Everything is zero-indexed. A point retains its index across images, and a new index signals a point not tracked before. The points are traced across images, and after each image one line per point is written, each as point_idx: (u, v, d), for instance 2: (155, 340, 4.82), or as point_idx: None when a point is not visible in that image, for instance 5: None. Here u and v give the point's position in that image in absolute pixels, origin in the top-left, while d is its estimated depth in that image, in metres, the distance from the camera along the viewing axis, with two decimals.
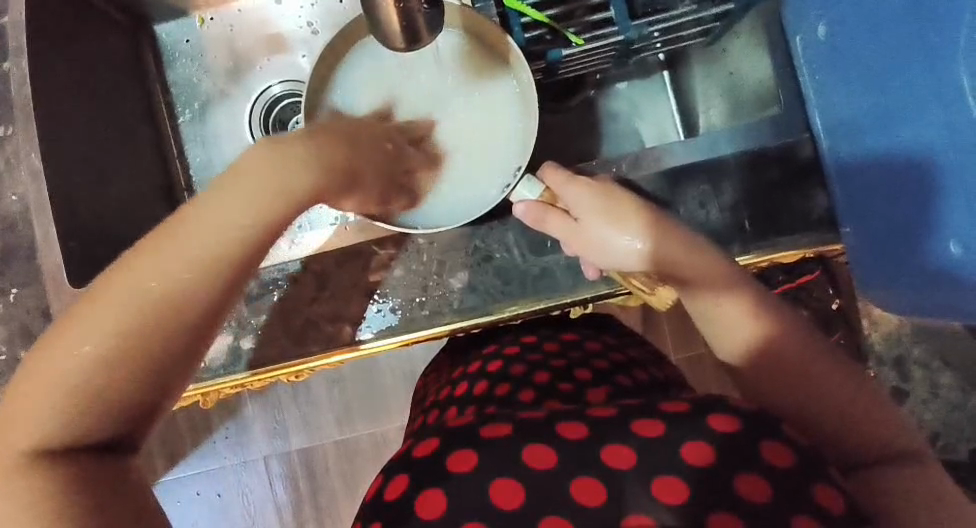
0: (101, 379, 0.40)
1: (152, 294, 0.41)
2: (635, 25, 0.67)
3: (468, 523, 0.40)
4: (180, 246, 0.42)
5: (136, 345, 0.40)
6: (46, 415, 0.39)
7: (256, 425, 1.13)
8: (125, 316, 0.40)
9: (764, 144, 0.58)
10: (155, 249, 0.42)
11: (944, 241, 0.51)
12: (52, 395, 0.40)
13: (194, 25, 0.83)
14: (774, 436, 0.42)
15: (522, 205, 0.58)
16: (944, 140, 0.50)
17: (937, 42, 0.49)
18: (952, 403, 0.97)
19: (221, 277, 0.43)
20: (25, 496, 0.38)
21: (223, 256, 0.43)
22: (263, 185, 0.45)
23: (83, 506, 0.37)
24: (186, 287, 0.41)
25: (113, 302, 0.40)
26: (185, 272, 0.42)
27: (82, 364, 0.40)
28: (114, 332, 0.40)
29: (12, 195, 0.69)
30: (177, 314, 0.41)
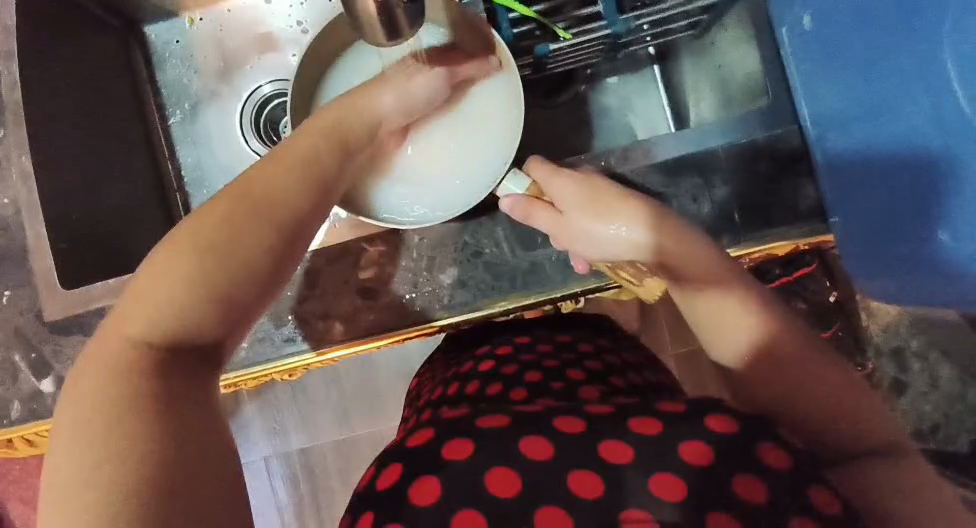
0: (184, 301, 0.43)
1: (233, 231, 0.45)
2: (622, 19, 0.66)
3: (464, 508, 0.40)
4: (265, 186, 0.48)
5: (217, 272, 0.44)
6: (123, 344, 0.41)
7: (255, 426, 1.13)
8: (207, 250, 0.44)
9: (754, 138, 0.58)
10: (237, 193, 0.47)
11: (934, 228, 0.51)
12: (130, 325, 0.42)
13: (184, 26, 0.83)
14: (776, 441, 0.42)
15: (507, 200, 0.58)
16: (932, 127, 0.50)
17: (922, 26, 0.49)
18: (952, 395, 0.97)
19: (297, 218, 0.49)
20: (101, 405, 0.38)
21: (290, 199, 0.49)
22: (326, 142, 0.53)
23: (160, 415, 0.38)
24: (264, 239, 0.46)
25: (196, 239, 0.44)
26: (269, 210, 0.47)
27: (166, 290, 0.43)
28: (196, 263, 0.43)
29: (4, 198, 0.67)
30: (256, 253, 0.46)
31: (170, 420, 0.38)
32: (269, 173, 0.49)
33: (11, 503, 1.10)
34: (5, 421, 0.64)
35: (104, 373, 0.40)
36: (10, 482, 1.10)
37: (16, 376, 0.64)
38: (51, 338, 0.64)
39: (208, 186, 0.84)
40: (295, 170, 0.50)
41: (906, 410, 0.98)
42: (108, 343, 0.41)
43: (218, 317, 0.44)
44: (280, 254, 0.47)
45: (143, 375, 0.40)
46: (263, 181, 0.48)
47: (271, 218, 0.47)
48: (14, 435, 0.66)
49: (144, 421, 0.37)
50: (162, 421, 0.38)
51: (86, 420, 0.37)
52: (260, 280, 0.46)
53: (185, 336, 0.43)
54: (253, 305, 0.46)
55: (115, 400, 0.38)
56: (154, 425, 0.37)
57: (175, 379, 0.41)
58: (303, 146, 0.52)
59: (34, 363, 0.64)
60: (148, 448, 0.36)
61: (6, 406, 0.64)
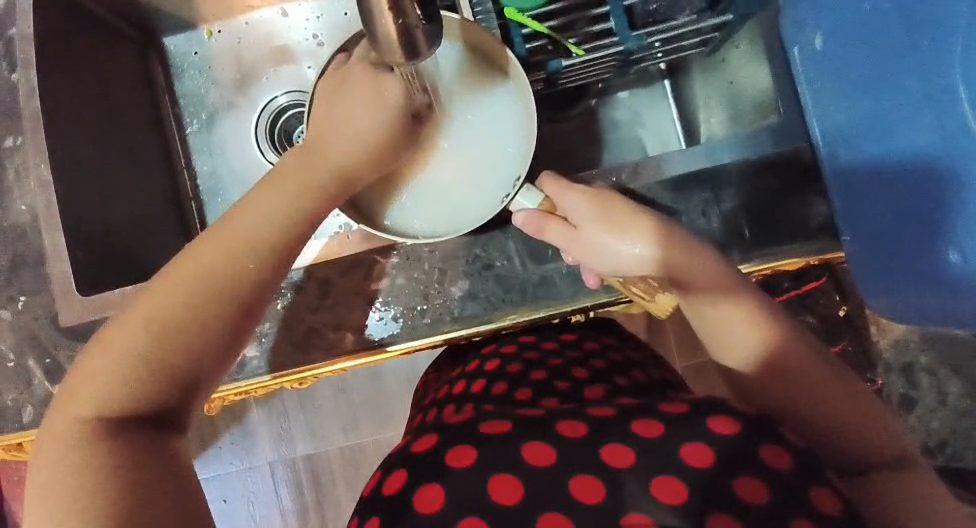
0: (131, 379, 0.44)
1: (177, 303, 0.46)
2: (634, 36, 0.68)
3: (467, 518, 0.40)
4: (208, 253, 0.48)
5: (160, 348, 0.45)
6: (75, 418, 0.43)
7: (262, 432, 1.14)
8: (155, 322, 0.45)
9: (767, 154, 0.59)
10: (185, 264, 0.48)
11: (944, 247, 0.49)
12: (83, 399, 0.44)
13: (202, 37, 0.85)
14: (777, 441, 0.41)
15: (521, 213, 0.59)
16: (938, 144, 0.49)
17: (929, 46, 0.48)
18: (961, 411, 0.96)
19: (249, 285, 0.48)
20: (54, 486, 0.40)
21: (240, 265, 0.48)
22: (285, 197, 0.51)
23: (112, 483, 0.40)
24: (211, 309, 0.47)
25: (144, 312, 0.46)
26: (214, 279, 0.47)
27: (114, 369, 0.45)
28: (145, 336, 0.45)
29: (21, 205, 0.68)
30: (205, 322, 0.46)
31: (121, 490, 0.40)
32: (217, 237, 0.49)
33: (17, 505, 1.11)
34: (17, 425, 0.65)
35: (59, 445, 0.42)
36: (17, 483, 1.11)
37: (30, 380, 0.65)
38: (65, 343, 0.65)
39: (221, 194, 0.85)
40: (247, 234, 0.49)
41: (915, 426, 0.97)
42: (64, 414, 0.44)
43: (172, 386, 0.46)
44: (227, 319, 0.47)
45: (92, 453, 0.41)
46: (207, 249, 0.48)
47: (219, 285, 0.47)
48: (25, 438, 0.67)
49: (97, 490, 0.39)
50: (112, 488, 0.40)
51: (44, 493, 0.40)
52: (212, 345, 0.47)
53: (138, 405, 0.45)
54: (210, 369, 0.47)
55: (67, 480, 0.40)
56: (107, 500, 0.39)
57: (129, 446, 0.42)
58: (258, 206, 0.50)
59: (48, 367, 0.65)
60: (98, 524, 0.38)
61: (19, 410, 0.65)
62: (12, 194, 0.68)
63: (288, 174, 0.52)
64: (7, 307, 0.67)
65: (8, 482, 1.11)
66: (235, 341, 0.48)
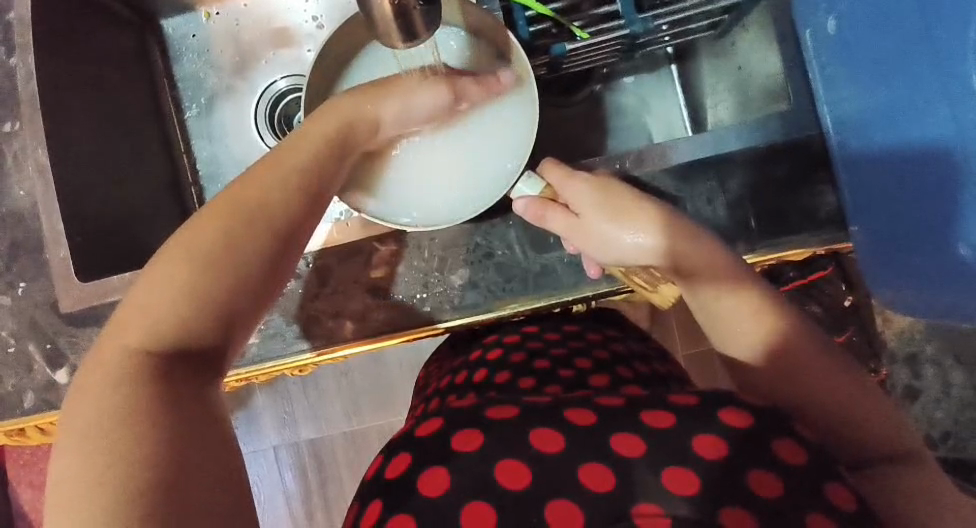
0: (180, 312, 0.41)
1: (231, 236, 0.44)
2: (640, 18, 0.65)
3: (472, 502, 0.39)
4: (258, 192, 0.47)
5: (213, 282, 0.42)
6: (118, 356, 0.39)
7: (265, 416, 1.15)
8: (206, 254, 0.43)
9: (773, 140, 0.57)
10: (230, 201, 0.46)
11: (954, 243, 0.48)
12: (126, 338, 0.40)
13: (200, 20, 0.83)
14: (789, 437, 0.41)
15: (521, 201, 0.57)
16: (953, 136, 0.47)
17: (944, 40, 0.46)
18: (964, 402, 0.95)
19: (294, 220, 0.47)
20: (110, 408, 0.37)
21: (287, 202, 0.48)
22: (316, 149, 0.52)
23: (165, 428, 0.36)
24: (256, 247, 0.45)
25: (194, 245, 0.43)
26: (261, 214, 0.46)
27: (159, 301, 0.41)
28: (195, 269, 0.42)
29: (19, 190, 0.68)
30: (254, 258, 0.44)
31: (177, 430, 0.37)
32: (262, 177, 0.48)
33: (22, 487, 1.12)
34: (18, 411, 0.66)
35: (99, 386, 0.38)
36: (22, 466, 1.12)
37: (31, 366, 0.65)
38: (65, 329, 0.65)
39: (221, 180, 0.84)
40: (294, 174, 0.49)
41: (918, 416, 0.96)
42: (104, 358, 0.40)
43: (215, 324, 0.42)
44: (275, 260, 0.46)
45: (140, 384, 0.38)
46: (254, 186, 0.47)
47: (268, 222, 0.46)
48: (28, 424, 0.67)
49: (145, 434, 0.35)
50: (162, 430, 0.36)
51: (84, 438, 0.35)
52: (259, 282, 0.45)
53: (181, 344, 0.41)
54: (253, 312, 0.44)
55: (113, 415, 0.36)
56: (158, 441, 0.35)
57: (176, 386, 0.39)
58: (298, 151, 0.51)
59: (49, 353, 0.65)
60: (151, 460, 0.34)
61: (20, 396, 0.66)
62: (10, 180, 0.68)
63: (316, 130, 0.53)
64: (7, 293, 0.66)
65: (13, 464, 1.12)
66: (272, 286, 0.46)
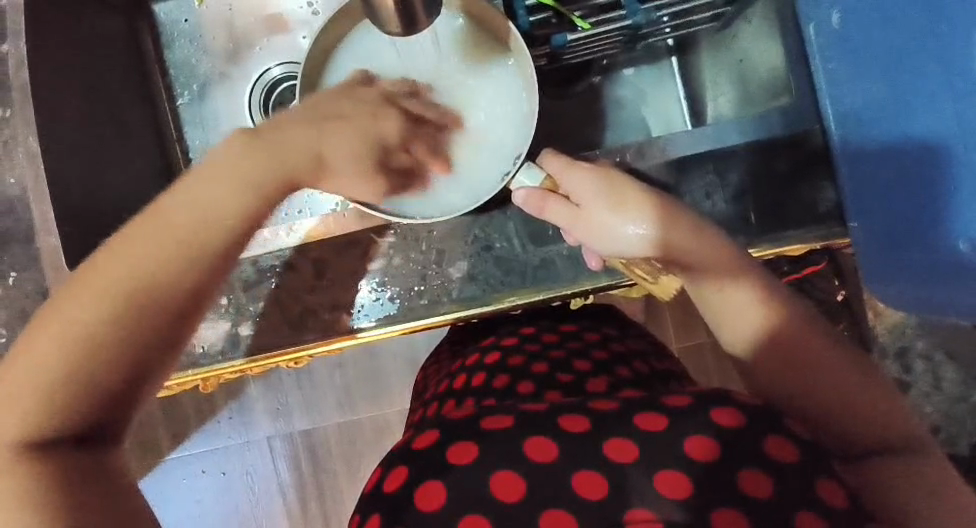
0: (56, 396, 0.39)
1: (106, 310, 0.40)
2: (643, 9, 0.64)
3: (468, 515, 0.39)
4: (140, 256, 0.42)
5: (94, 360, 0.39)
6: (5, 434, 0.38)
7: (258, 407, 1.14)
8: (72, 334, 0.39)
9: (773, 134, 0.58)
10: (160, 218, 0.43)
11: (952, 237, 0.48)
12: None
13: (193, 5, 0.82)
14: (780, 432, 0.41)
15: (521, 191, 0.57)
16: (955, 133, 0.48)
17: (947, 32, 0.47)
18: (953, 396, 0.96)
19: (194, 278, 0.43)
20: (1, 503, 0.36)
21: (192, 264, 0.43)
22: (281, 159, 0.48)
23: (58, 519, 0.35)
24: (138, 320, 0.41)
25: (64, 323, 0.40)
26: (202, 221, 0.44)
27: (10, 416, 0.38)
28: (68, 348, 0.39)
29: (11, 178, 0.67)
30: (150, 327, 0.41)
31: (54, 520, 0.35)
32: (128, 236, 0.43)
33: None
34: None
35: None
36: None
37: None
38: None
39: None
40: (197, 237, 0.44)
41: None
42: None
43: (110, 401, 0.40)
44: (172, 323, 0.42)
45: (36, 466, 0.37)
46: (202, 191, 0.45)
47: (164, 286, 0.42)
48: None
49: (38, 525, 0.35)
50: (56, 525, 0.35)
51: None
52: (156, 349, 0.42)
53: (67, 424, 0.39)
54: (155, 372, 0.42)
55: (6, 503, 0.36)
56: (46, 525, 0.35)
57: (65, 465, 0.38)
58: (189, 196, 0.45)
59: None
60: None
61: None
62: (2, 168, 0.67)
63: (294, 135, 0.49)
64: None
65: None
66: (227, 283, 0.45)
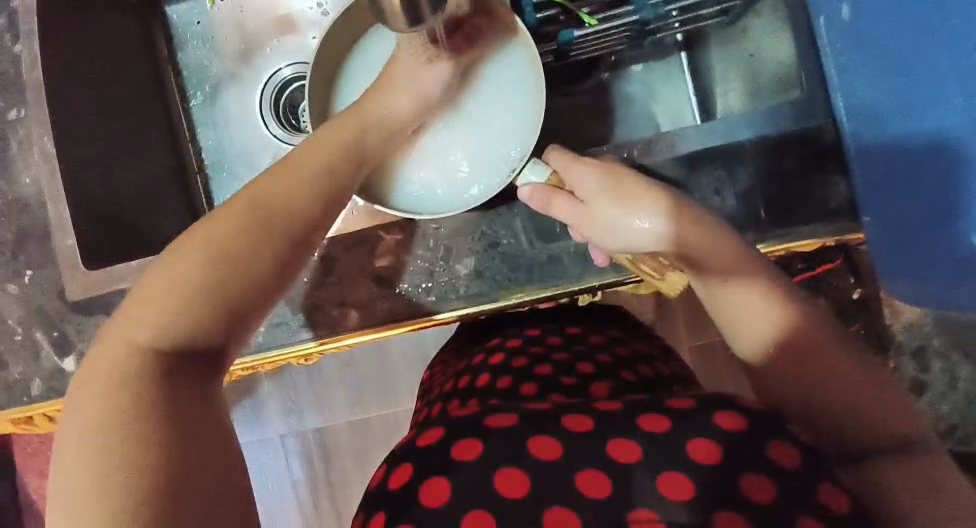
0: (180, 314, 0.42)
1: (253, 244, 0.45)
2: (650, 4, 0.64)
3: (475, 510, 0.39)
4: (272, 199, 0.47)
5: (210, 285, 0.43)
6: (140, 341, 0.41)
7: (271, 405, 1.15)
8: (218, 260, 0.44)
9: (784, 130, 0.57)
10: (290, 167, 0.50)
11: (964, 234, 0.47)
12: (135, 332, 0.41)
13: (205, 6, 0.83)
14: (786, 439, 0.41)
15: (526, 188, 0.57)
16: (968, 128, 0.46)
17: (958, 26, 0.46)
18: (971, 396, 0.94)
19: (299, 229, 0.48)
20: (115, 405, 0.38)
21: (298, 213, 0.48)
22: (332, 166, 0.52)
23: (163, 432, 0.37)
24: (255, 259, 0.45)
25: (214, 245, 0.44)
26: (273, 217, 0.47)
27: (144, 327, 0.42)
28: (205, 271, 0.43)
29: (26, 177, 0.68)
30: (260, 264, 0.45)
31: (165, 435, 0.37)
32: (277, 181, 0.49)
33: (32, 474, 1.14)
34: (25, 398, 0.66)
35: (111, 377, 0.40)
36: (32, 453, 1.14)
37: (38, 353, 0.66)
38: (72, 317, 0.65)
39: (226, 169, 0.83)
40: (304, 187, 0.49)
41: (925, 411, 0.95)
42: (117, 346, 0.41)
43: (216, 326, 0.43)
44: (278, 267, 0.46)
45: (149, 379, 0.40)
46: (266, 189, 0.48)
47: (285, 231, 0.47)
48: (34, 411, 0.68)
49: (148, 430, 0.37)
50: (163, 443, 0.37)
51: (94, 431, 0.37)
52: (264, 290, 0.45)
53: (187, 342, 0.42)
54: (253, 311, 0.45)
55: (130, 402, 0.38)
56: (148, 442, 0.37)
57: (180, 390, 0.40)
58: (309, 159, 0.51)
59: (56, 341, 0.66)
60: (150, 459, 0.36)
61: (27, 383, 0.66)
62: (17, 167, 0.68)
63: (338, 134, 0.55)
64: (14, 280, 0.67)
65: (22, 452, 1.14)
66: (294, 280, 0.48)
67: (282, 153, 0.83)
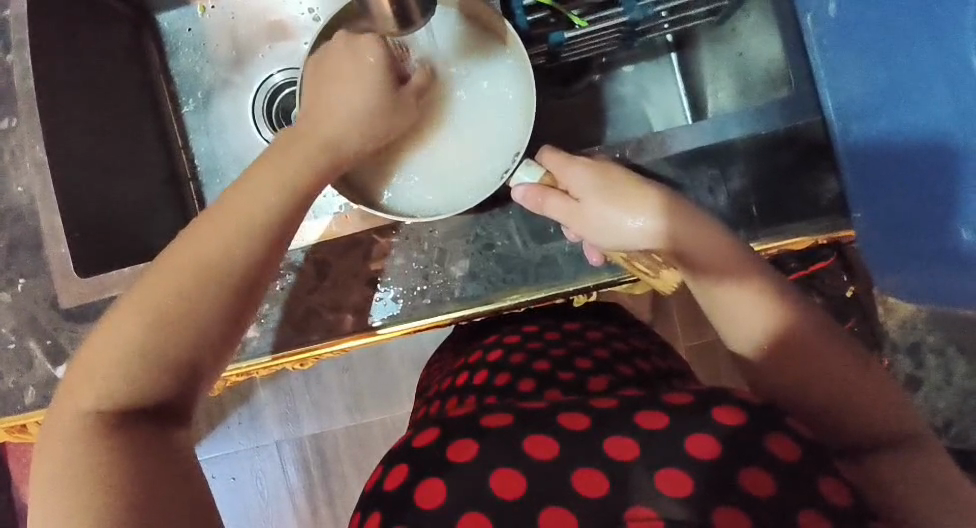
0: (124, 372, 0.44)
1: (186, 293, 0.46)
2: (639, 6, 0.64)
3: (470, 511, 0.39)
4: (205, 245, 0.47)
5: (152, 339, 0.44)
6: (89, 401, 0.43)
7: (268, 411, 1.15)
8: (158, 314, 0.45)
9: (775, 128, 0.57)
10: (226, 205, 0.49)
11: (954, 227, 0.48)
12: (80, 397, 0.43)
13: (196, 13, 0.83)
14: (786, 432, 0.41)
15: (520, 189, 0.57)
16: (955, 118, 0.48)
17: (942, 16, 0.47)
18: (966, 391, 0.95)
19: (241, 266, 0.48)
20: (70, 465, 0.40)
21: (236, 254, 0.48)
22: (273, 191, 0.51)
23: (114, 481, 0.39)
24: (195, 307, 0.46)
25: (151, 300, 0.45)
26: (213, 263, 0.47)
27: (90, 389, 0.44)
28: (142, 329, 0.44)
29: (17, 186, 0.68)
30: (201, 309, 0.46)
31: (114, 482, 0.39)
32: (210, 225, 0.48)
33: (25, 485, 1.13)
34: (19, 407, 0.66)
35: (62, 441, 0.42)
36: (26, 464, 1.13)
37: (31, 363, 0.65)
38: (65, 325, 0.65)
39: (219, 174, 0.83)
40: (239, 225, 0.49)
41: (921, 406, 0.96)
42: (65, 413, 0.43)
43: (168, 376, 0.45)
44: (222, 306, 0.47)
45: (96, 436, 0.41)
46: (203, 238, 0.48)
47: (226, 272, 0.47)
48: (28, 420, 0.67)
49: (101, 482, 0.39)
50: (114, 490, 0.39)
51: (51, 490, 0.40)
52: (211, 330, 0.46)
53: (136, 397, 0.44)
54: (203, 353, 0.46)
55: (81, 461, 0.40)
56: (101, 492, 0.39)
57: (132, 439, 0.42)
58: (243, 194, 0.50)
59: (49, 350, 0.65)
60: (104, 508, 0.38)
61: (21, 392, 0.65)
62: (8, 176, 0.68)
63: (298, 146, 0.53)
64: (6, 289, 0.66)
65: (16, 463, 1.13)
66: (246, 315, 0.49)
67: None
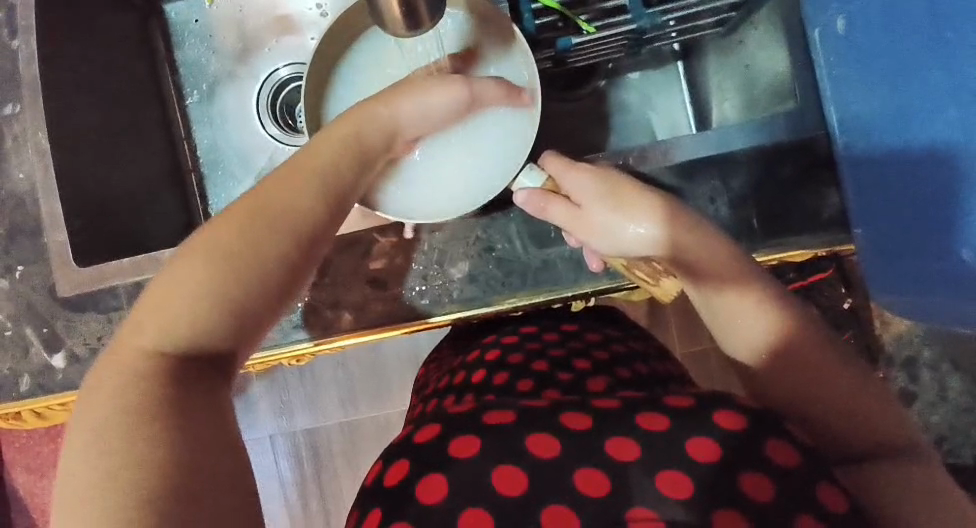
0: (196, 321, 0.42)
1: (259, 247, 0.44)
2: (648, 14, 0.64)
3: (473, 507, 0.39)
4: (280, 198, 0.46)
5: (228, 288, 0.43)
6: (153, 341, 0.41)
7: (262, 404, 1.15)
8: (235, 262, 0.43)
9: (778, 140, 0.57)
10: (297, 167, 0.49)
11: (954, 247, 0.47)
12: (141, 339, 0.41)
13: (203, 5, 0.82)
14: (783, 438, 0.41)
15: (522, 193, 0.57)
16: (962, 140, 0.46)
17: (952, 40, 0.46)
18: (960, 407, 0.95)
19: (313, 231, 0.47)
20: (122, 415, 0.37)
21: (308, 216, 0.47)
22: (340, 159, 0.51)
23: (169, 440, 0.37)
24: (269, 260, 0.44)
25: (223, 246, 0.44)
26: (278, 225, 0.45)
27: (152, 331, 0.41)
28: (216, 277, 0.43)
29: (18, 173, 0.67)
30: (273, 267, 0.44)
31: (167, 439, 0.37)
32: (281, 182, 0.47)
33: (17, 472, 1.13)
34: (14, 393, 0.65)
35: (118, 385, 0.39)
36: (18, 450, 1.12)
37: (27, 350, 0.65)
38: (62, 314, 0.65)
39: (221, 166, 0.83)
40: (313, 187, 0.48)
41: (914, 420, 0.96)
42: (121, 356, 0.41)
43: (233, 333, 0.43)
44: (291, 271, 0.45)
45: (155, 389, 0.39)
46: (276, 193, 0.47)
47: (293, 228, 0.46)
48: (22, 408, 0.67)
49: (155, 438, 0.36)
50: (172, 448, 0.36)
51: (97, 438, 0.37)
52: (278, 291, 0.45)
53: (200, 347, 0.42)
54: (270, 315, 0.45)
55: (134, 411, 0.38)
56: (157, 450, 0.36)
57: (190, 395, 0.40)
58: (317, 158, 0.50)
59: (46, 337, 0.65)
60: (159, 467, 0.35)
61: (16, 379, 0.65)
62: (10, 162, 0.67)
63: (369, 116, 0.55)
64: (5, 276, 0.66)
65: (8, 448, 1.13)
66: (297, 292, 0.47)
67: (277, 152, 0.83)
